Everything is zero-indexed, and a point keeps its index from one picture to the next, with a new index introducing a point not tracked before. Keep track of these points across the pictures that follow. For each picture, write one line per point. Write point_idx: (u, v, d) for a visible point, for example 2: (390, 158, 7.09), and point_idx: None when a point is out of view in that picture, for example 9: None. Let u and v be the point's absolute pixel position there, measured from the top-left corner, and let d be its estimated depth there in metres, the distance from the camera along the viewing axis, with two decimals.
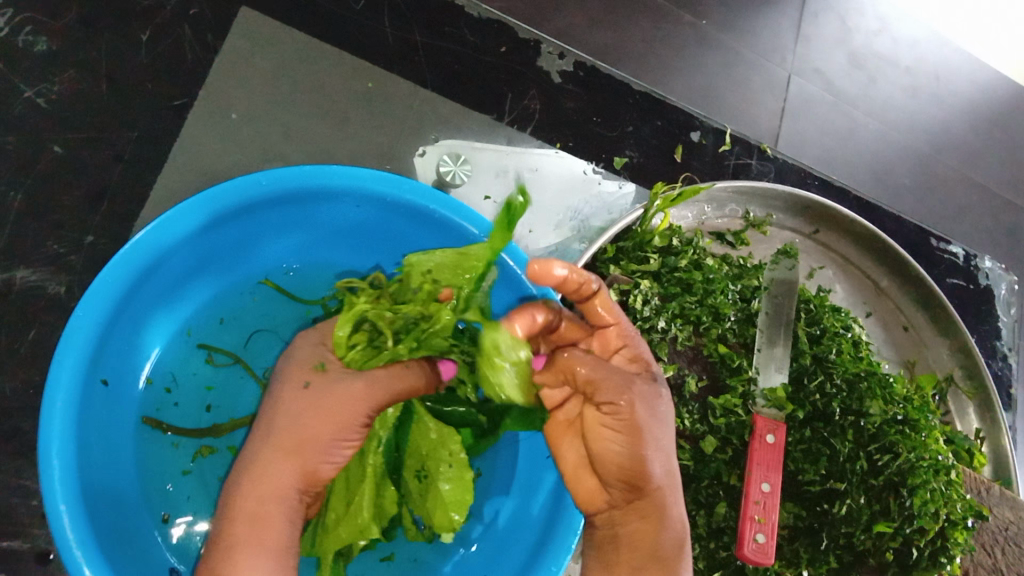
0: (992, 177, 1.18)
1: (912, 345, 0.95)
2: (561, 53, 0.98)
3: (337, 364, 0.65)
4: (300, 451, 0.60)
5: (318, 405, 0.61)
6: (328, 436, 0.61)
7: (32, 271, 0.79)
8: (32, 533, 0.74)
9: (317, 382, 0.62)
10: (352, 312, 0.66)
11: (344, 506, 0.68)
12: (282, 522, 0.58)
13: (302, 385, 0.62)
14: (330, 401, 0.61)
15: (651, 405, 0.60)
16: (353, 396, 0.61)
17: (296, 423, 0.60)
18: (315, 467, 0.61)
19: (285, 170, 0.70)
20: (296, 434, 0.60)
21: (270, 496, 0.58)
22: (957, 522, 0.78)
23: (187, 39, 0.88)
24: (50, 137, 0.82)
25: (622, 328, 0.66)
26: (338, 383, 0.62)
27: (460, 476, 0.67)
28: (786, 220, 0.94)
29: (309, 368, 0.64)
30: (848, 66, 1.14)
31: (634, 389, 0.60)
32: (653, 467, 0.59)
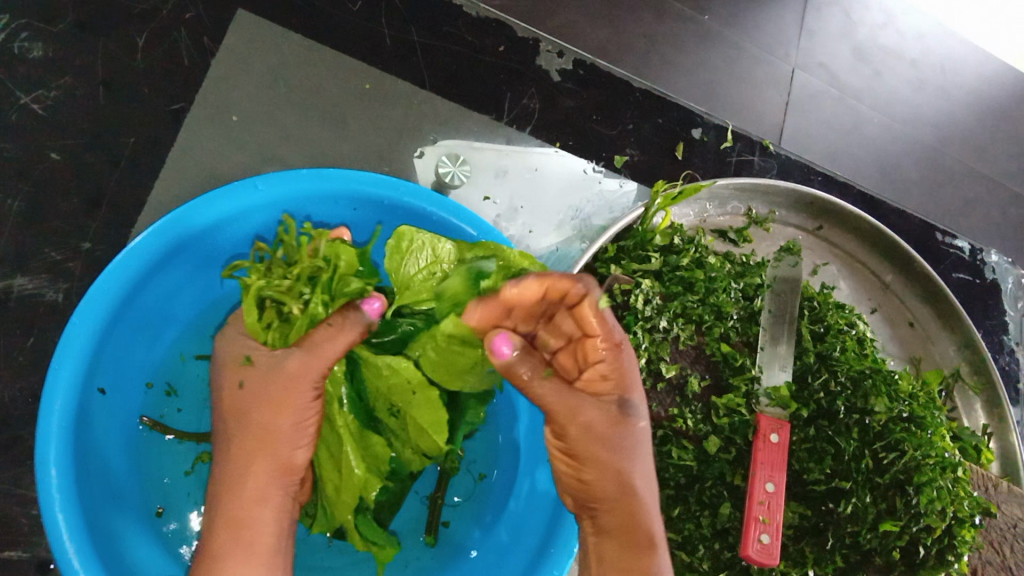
0: (1000, 170, 1.16)
1: (919, 341, 0.94)
2: (560, 51, 0.97)
3: (261, 349, 0.64)
4: (265, 445, 0.62)
5: (259, 399, 0.62)
6: (284, 426, 0.62)
7: (30, 278, 0.79)
8: (33, 541, 0.74)
9: (253, 376, 0.62)
10: (250, 296, 0.63)
11: (336, 470, 0.68)
12: (270, 516, 0.61)
13: (239, 385, 0.63)
14: (273, 391, 0.62)
15: (605, 431, 0.62)
16: (288, 379, 0.61)
17: (251, 422, 0.62)
18: (283, 457, 0.62)
19: (281, 174, 0.70)
20: (253, 432, 0.62)
21: (251, 499, 0.61)
22: (964, 519, 0.76)
23: (184, 43, 0.87)
24: (47, 143, 0.82)
25: (608, 341, 0.62)
26: (269, 368, 0.62)
27: (427, 401, 0.65)
28: (789, 217, 0.93)
29: (238, 363, 0.63)
30: (852, 60, 1.12)
31: (584, 414, 0.62)
32: (605, 486, 0.61)
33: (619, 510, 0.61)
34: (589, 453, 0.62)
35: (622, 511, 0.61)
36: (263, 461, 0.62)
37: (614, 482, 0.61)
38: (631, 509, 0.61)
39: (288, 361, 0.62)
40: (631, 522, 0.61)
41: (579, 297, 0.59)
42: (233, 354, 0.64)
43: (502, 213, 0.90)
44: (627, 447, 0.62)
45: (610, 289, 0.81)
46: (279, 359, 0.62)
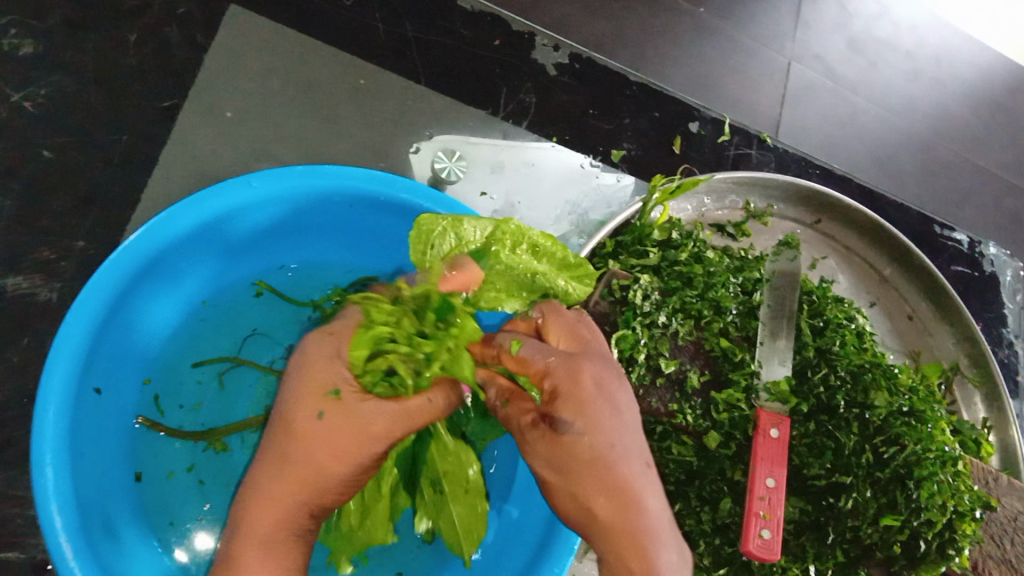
0: (996, 161, 1.16)
1: (917, 334, 0.94)
2: (556, 45, 0.97)
3: (350, 389, 0.62)
4: (310, 487, 0.61)
5: (332, 442, 0.60)
6: (341, 474, 0.61)
7: (22, 278, 0.79)
8: (27, 544, 0.73)
9: (335, 412, 0.60)
10: (369, 334, 0.64)
11: (359, 518, 0.73)
12: (289, 561, 0.60)
13: (316, 417, 0.60)
14: (345, 441, 0.60)
15: (548, 453, 0.59)
16: (371, 437, 0.60)
17: (311, 461, 0.60)
18: (321, 499, 0.62)
19: (276, 170, 0.69)
20: (312, 471, 0.60)
21: (272, 537, 0.60)
22: (966, 513, 0.77)
23: (175, 39, 0.86)
24: (39, 141, 0.82)
25: (552, 356, 0.59)
26: (357, 415, 0.60)
27: (471, 503, 0.71)
28: (787, 211, 0.93)
29: (323, 394, 0.61)
30: (848, 52, 1.12)
31: (530, 442, 0.60)
32: (567, 508, 0.58)
33: (616, 540, 0.55)
34: (557, 480, 0.58)
35: (625, 548, 0.54)
36: (303, 499, 0.61)
37: (584, 503, 0.56)
38: (616, 543, 0.55)
39: (373, 420, 0.60)
40: (620, 563, 0.54)
41: (495, 346, 0.63)
42: (318, 386, 0.61)
43: (499, 208, 0.89)
44: (598, 469, 0.56)
45: (608, 285, 0.82)
46: (368, 413, 0.60)
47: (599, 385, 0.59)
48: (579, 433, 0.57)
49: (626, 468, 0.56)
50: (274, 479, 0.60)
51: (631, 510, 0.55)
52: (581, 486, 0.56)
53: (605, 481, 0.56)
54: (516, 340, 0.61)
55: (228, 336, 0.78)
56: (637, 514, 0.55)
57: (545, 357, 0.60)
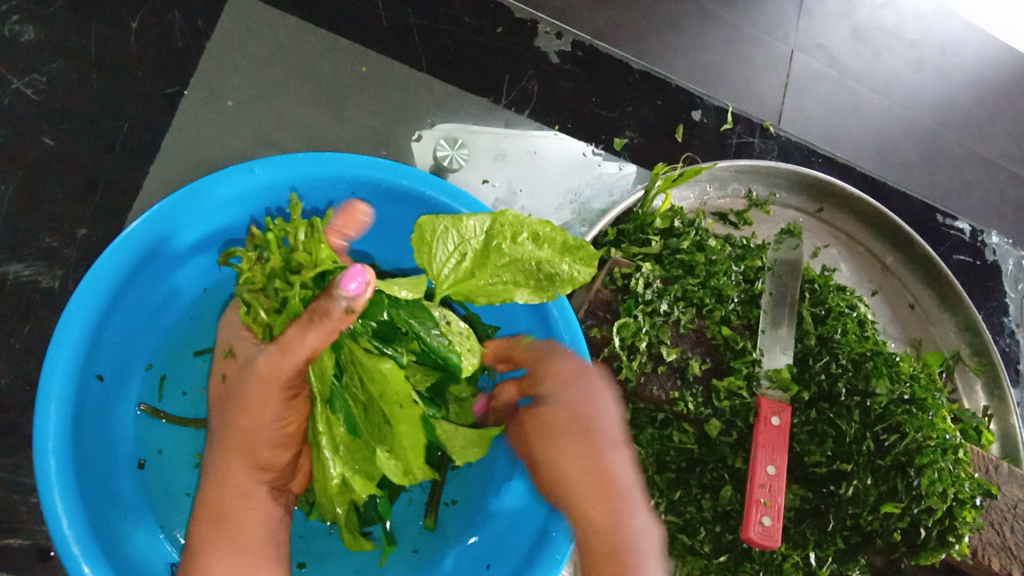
0: (999, 151, 1.15)
1: (919, 323, 0.94)
2: (558, 33, 0.96)
3: (245, 344, 0.66)
4: (243, 446, 0.65)
5: (238, 397, 0.63)
6: (264, 428, 0.64)
7: (25, 265, 0.79)
8: (31, 529, 0.74)
9: (234, 371, 0.66)
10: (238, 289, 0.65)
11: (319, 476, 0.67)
12: (250, 517, 0.65)
13: (223, 377, 0.68)
14: (250, 396, 0.63)
15: (564, 441, 0.71)
16: (263, 381, 0.62)
17: (230, 425, 0.65)
18: (260, 456, 0.65)
19: (278, 157, 0.69)
20: (237, 433, 0.64)
21: (234, 493, 0.65)
22: (966, 501, 0.76)
23: (178, 26, 0.87)
24: (41, 129, 0.82)
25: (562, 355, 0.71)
26: (246, 364, 0.64)
27: (409, 417, 0.60)
28: (790, 199, 0.93)
29: (226, 354, 0.68)
30: (851, 40, 1.11)
31: (551, 430, 0.72)
32: (578, 494, 0.69)
33: (610, 500, 0.68)
34: (567, 463, 0.70)
35: (608, 508, 0.68)
36: (235, 456, 0.65)
37: (583, 483, 0.69)
38: (610, 503, 0.68)
39: (261, 363, 0.61)
40: (602, 517, 0.67)
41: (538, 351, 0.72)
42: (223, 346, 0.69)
43: (500, 197, 0.89)
44: (594, 456, 0.70)
45: (610, 273, 0.82)
46: (254, 355, 0.63)
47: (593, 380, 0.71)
48: (579, 408, 0.71)
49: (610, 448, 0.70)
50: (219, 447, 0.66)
51: (616, 478, 0.69)
52: (567, 468, 0.70)
53: (602, 449, 0.70)
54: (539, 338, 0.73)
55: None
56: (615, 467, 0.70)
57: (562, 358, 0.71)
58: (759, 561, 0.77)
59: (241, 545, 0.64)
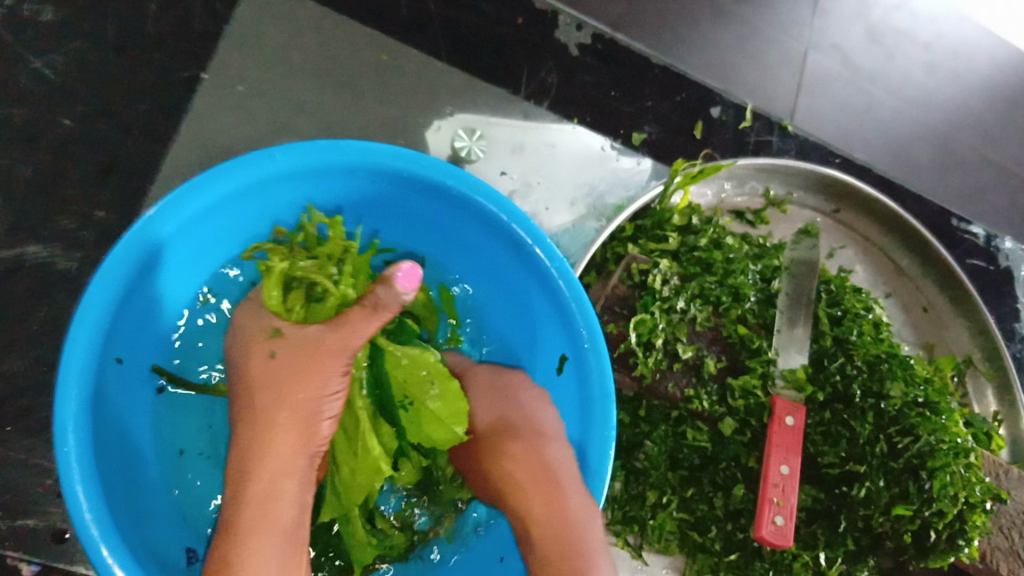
0: (1012, 155, 1.13)
1: (932, 326, 0.94)
2: (579, 25, 0.96)
3: (285, 323, 0.67)
4: (294, 418, 0.64)
5: (296, 367, 0.64)
6: (318, 398, 0.65)
7: (43, 246, 0.79)
8: (46, 511, 0.74)
9: (286, 348, 0.65)
10: (277, 274, 0.67)
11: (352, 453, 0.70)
12: (291, 501, 0.63)
13: (270, 357, 0.65)
14: (311, 365, 0.64)
15: (515, 419, 0.71)
16: (327, 353, 0.64)
17: (280, 399, 0.64)
18: (312, 430, 0.65)
19: (301, 143, 0.68)
20: (287, 403, 0.64)
21: (275, 474, 0.63)
22: (976, 505, 0.77)
23: (198, 9, 0.86)
24: (60, 110, 0.82)
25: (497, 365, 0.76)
26: (303, 343, 0.65)
27: (447, 393, 0.70)
28: (807, 199, 0.93)
29: (266, 337, 0.66)
30: (865, 41, 1.09)
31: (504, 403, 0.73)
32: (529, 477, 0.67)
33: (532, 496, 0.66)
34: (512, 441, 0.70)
35: (544, 497, 0.65)
36: (289, 432, 0.64)
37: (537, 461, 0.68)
38: (554, 496, 0.65)
39: (331, 337, 0.64)
40: (544, 526, 0.64)
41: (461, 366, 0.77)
42: (257, 331, 0.67)
43: (516, 189, 0.89)
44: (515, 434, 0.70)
45: (627, 269, 0.82)
46: (317, 335, 0.65)
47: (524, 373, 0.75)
48: (509, 403, 0.72)
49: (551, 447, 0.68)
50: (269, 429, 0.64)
51: (554, 473, 0.66)
52: (530, 449, 0.69)
53: (546, 443, 0.69)
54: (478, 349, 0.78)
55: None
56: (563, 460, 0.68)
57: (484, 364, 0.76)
58: (770, 561, 0.78)
59: (284, 531, 0.61)
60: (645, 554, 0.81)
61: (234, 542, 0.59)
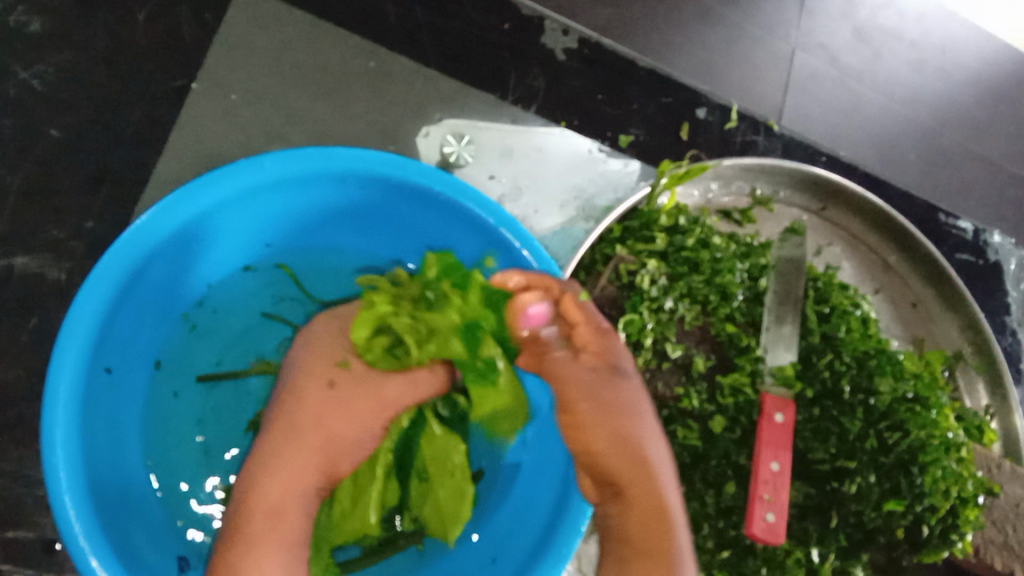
0: (1001, 150, 1.14)
1: (921, 322, 0.94)
2: (565, 30, 0.96)
3: (360, 361, 0.68)
4: (325, 451, 0.66)
5: (346, 405, 0.66)
6: (353, 438, 0.67)
7: (32, 257, 0.79)
8: (38, 522, 0.74)
9: (345, 383, 0.67)
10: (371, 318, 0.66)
11: (351, 503, 0.71)
12: (302, 521, 0.63)
13: (327, 385, 0.67)
14: (361, 407, 0.67)
15: (601, 396, 0.65)
16: (383, 403, 0.68)
17: (317, 430, 0.65)
18: (335, 466, 0.67)
19: (287, 152, 0.69)
20: (323, 436, 0.65)
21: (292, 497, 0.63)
22: (967, 500, 0.78)
23: (185, 19, 0.87)
24: (48, 121, 0.82)
25: (597, 326, 0.67)
26: (366, 383, 0.67)
27: (457, 486, 0.69)
28: (794, 198, 0.93)
29: (332, 366, 0.68)
30: (853, 41, 1.10)
31: (593, 386, 0.66)
32: (620, 455, 0.63)
33: (625, 478, 0.62)
34: (590, 416, 0.65)
35: (641, 484, 0.61)
36: (316, 462, 0.65)
37: (629, 440, 0.63)
38: (644, 473, 0.61)
39: (390, 389, 0.68)
40: (638, 486, 0.61)
41: (559, 291, 0.67)
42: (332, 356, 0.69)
43: (506, 192, 0.90)
44: (620, 416, 0.64)
45: (616, 270, 0.82)
46: (378, 381, 0.68)
47: (625, 357, 0.67)
48: (610, 384, 0.66)
49: (645, 431, 0.64)
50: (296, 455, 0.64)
51: (646, 458, 0.62)
52: (612, 427, 0.64)
53: (638, 425, 0.64)
54: (579, 297, 0.68)
55: (242, 323, 0.78)
56: (655, 456, 0.63)
57: (591, 324, 0.67)
58: (762, 557, 0.78)
59: (291, 547, 0.61)
60: None
61: (244, 555, 0.59)
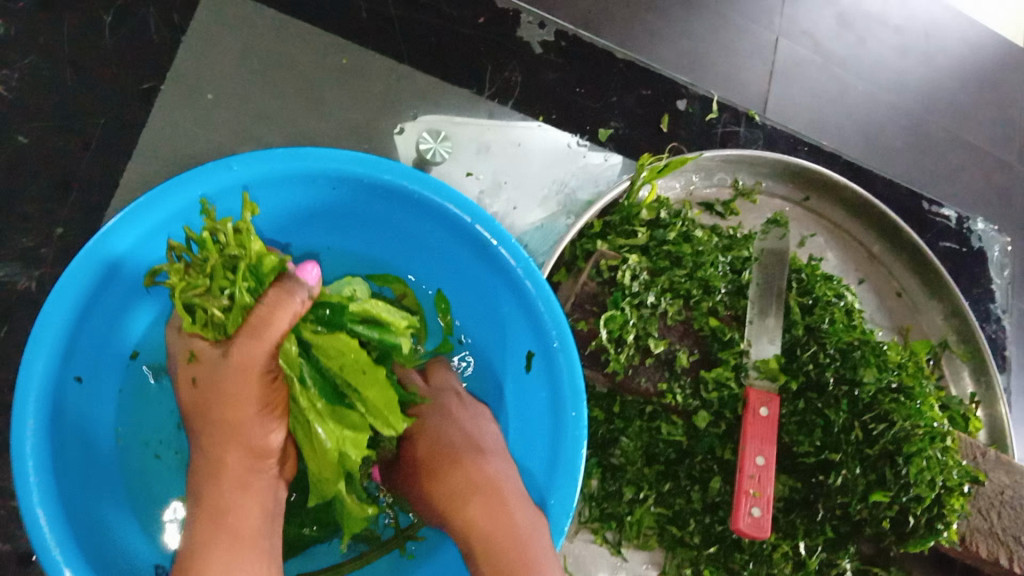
0: (984, 136, 1.14)
1: (905, 311, 0.93)
2: (542, 22, 0.95)
3: (205, 345, 0.64)
4: (237, 435, 0.63)
5: (225, 390, 0.62)
6: (247, 413, 0.63)
7: (2, 265, 0.78)
8: (11, 534, 0.74)
9: (201, 376, 0.64)
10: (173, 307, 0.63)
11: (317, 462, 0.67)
12: (250, 507, 0.63)
13: (193, 380, 0.64)
14: (229, 386, 0.62)
15: (465, 449, 0.71)
16: (242, 369, 0.61)
17: (213, 415, 0.63)
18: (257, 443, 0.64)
19: (256, 154, 0.68)
20: (223, 426, 0.63)
21: (231, 489, 0.63)
22: (954, 488, 0.77)
23: (154, 19, 0.85)
24: (15, 125, 0.81)
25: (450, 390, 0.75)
26: (213, 366, 0.62)
27: (375, 382, 0.65)
28: (776, 188, 0.92)
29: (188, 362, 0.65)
30: (836, 26, 1.09)
31: (452, 439, 0.72)
32: (497, 494, 0.68)
33: (491, 529, 0.66)
34: (460, 471, 0.70)
35: (489, 510, 0.67)
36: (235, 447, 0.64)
37: (492, 487, 0.68)
38: (490, 511, 0.67)
39: (235, 355, 0.61)
40: (495, 528, 0.65)
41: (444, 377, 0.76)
42: (181, 354, 0.66)
43: (485, 189, 0.89)
44: (464, 461, 0.70)
45: (596, 265, 0.81)
46: (217, 356, 0.63)
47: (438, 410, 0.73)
48: (455, 432, 0.72)
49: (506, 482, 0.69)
50: (214, 446, 0.64)
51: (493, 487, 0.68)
52: (478, 475, 0.69)
53: (487, 471, 0.70)
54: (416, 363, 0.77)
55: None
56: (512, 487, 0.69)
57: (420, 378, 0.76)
58: (749, 552, 0.78)
59: (246, 537, 0.62)
60: (623, 550, 0.81)
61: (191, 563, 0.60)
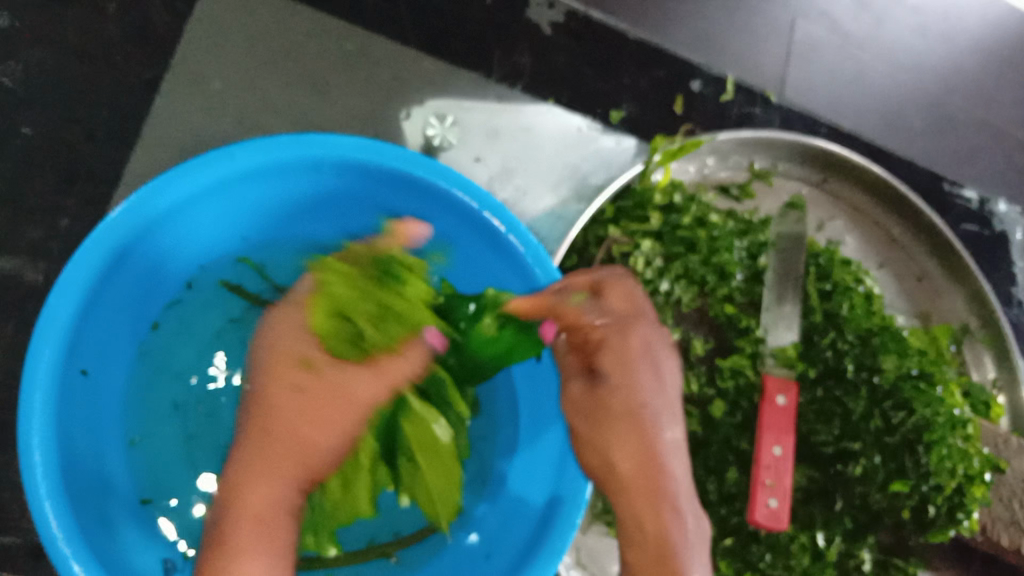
0: (1008, 118, 1.09)
1: (927, 296, 0.91)
2: (551, 3, 0.93)
3: (323, 357, 0.65)
4: (301, 452, 0.63)
5: (314, 405, 0.64)
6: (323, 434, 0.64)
7: (7, 258, 0.78)
8: (21, 529, 0.74)
9: (314, 385, 0.64)
10: (324, 306, 0.65)
11: (339, 493, 0.69)
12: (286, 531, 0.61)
13: (297, 387, 0.64)
14: (327, 409, 0.64)
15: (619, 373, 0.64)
16: (348, 399, 0.65)
17: (288, 424, 0.63)
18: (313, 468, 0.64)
19: (261, 141, 0.66)
20: (296, 438, 0.63)
21: (280, 505, 0.61)
22: (975, 477, 0.75)
23: (155, 6, 0.84)
24: (18, 117, 0.80)
25: (625, 313, 0.65)
26: (334, 379, 0.65)
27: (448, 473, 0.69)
28: (793, 170, 0.90)
29: (293, 364, 0.65)
30: (854, 7, 1.06)
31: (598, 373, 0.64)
32: (637, 458, 0.62)
33: (630, 499, 0.61)
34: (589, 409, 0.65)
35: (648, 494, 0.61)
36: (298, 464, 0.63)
37: (632, 451, 0.62)
38: (652, 498, 0.61)
39: (356, 385, 0.65)
40: (643, 477, 0.61)
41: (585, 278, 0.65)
42: (291, 357, 0.65)
43: (495, 175, 0.87)
44: (635, 413, 0.63)
45: (609, 252, 0.80)
46: (345, 376, 0.65)
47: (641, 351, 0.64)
48: (622, 369, 0.64)
49: (660, 428, 0.63)
50: (275, 458, 0.62)
51: (661, 465, 0.62)
52: (623, 420, 0.63)
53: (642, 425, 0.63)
54: (580, 293, 0.64)
55: (203, 319, 0.76)
56: (666, 472, 0.61)
57: (596, 315, 0.64)
58: (767, 543, 0.76)
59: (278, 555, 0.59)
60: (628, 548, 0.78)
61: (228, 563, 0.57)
